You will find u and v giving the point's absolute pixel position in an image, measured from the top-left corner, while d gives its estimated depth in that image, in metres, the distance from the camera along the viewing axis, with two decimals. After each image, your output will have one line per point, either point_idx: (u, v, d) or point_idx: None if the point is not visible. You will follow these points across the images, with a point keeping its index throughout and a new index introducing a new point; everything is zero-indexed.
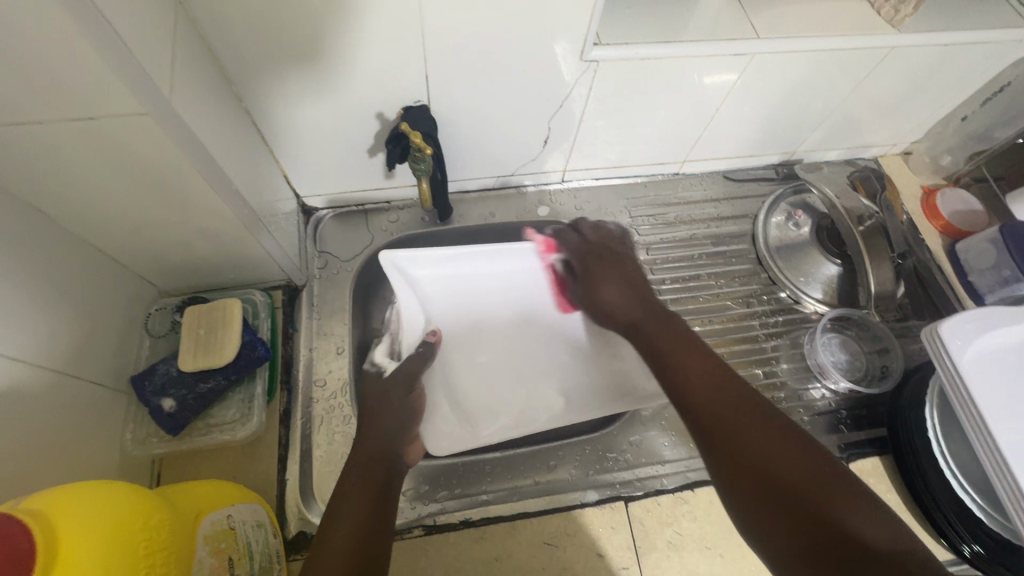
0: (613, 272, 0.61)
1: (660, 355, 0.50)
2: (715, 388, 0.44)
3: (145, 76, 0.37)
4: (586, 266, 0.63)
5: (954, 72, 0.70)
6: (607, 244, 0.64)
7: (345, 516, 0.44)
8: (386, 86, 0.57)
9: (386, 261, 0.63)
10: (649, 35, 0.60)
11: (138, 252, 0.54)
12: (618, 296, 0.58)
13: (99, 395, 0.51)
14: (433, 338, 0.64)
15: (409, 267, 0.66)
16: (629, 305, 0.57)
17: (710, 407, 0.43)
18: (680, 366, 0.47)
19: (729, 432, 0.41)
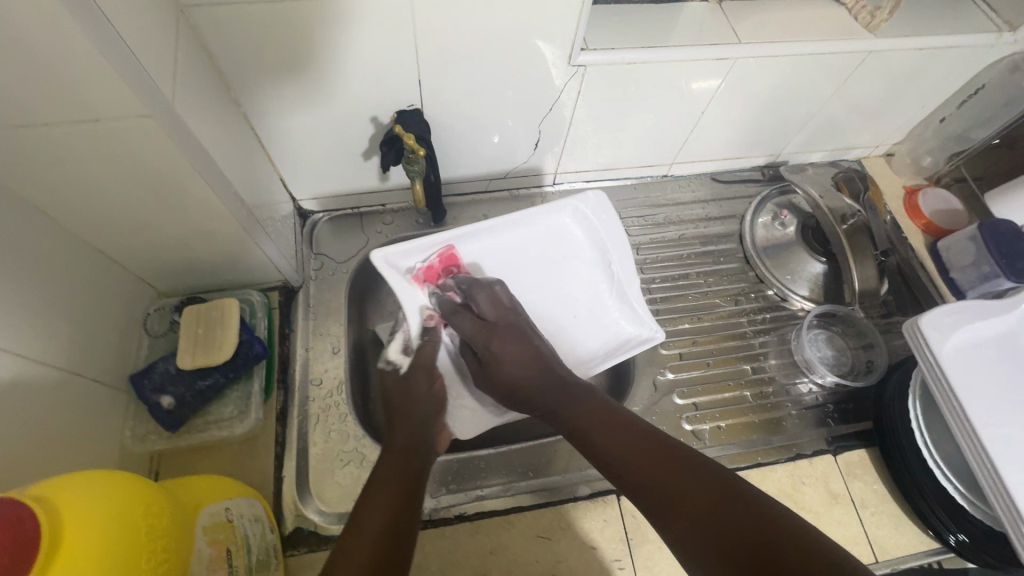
0: (505, 335, 0.57)
1: (574, 430, 0.50)
2: (635, 445, 0.46)
3: (148, 79, 0.39)
4: (490, 345, 0.57)
5: (931, 75, 0.73)
6: (586, 272, 0.67)
7: (377, 507, 0.45)
8: (381, 90, 0.59)
9: (378, 259, 0.61)
10: (634, 41, 0.62)
11: (138, 253, 0.55)
12: (518, 367, 0.55)
13: (99, 392, 0.52)
14: (431, 323, 0.64)
15: (401, 260, 0.63)
16: (529, 376, 0.55)
17: (630, 462, 0.45)
18: (586, 429, 0.49)
19: (653, 478, 0.43)
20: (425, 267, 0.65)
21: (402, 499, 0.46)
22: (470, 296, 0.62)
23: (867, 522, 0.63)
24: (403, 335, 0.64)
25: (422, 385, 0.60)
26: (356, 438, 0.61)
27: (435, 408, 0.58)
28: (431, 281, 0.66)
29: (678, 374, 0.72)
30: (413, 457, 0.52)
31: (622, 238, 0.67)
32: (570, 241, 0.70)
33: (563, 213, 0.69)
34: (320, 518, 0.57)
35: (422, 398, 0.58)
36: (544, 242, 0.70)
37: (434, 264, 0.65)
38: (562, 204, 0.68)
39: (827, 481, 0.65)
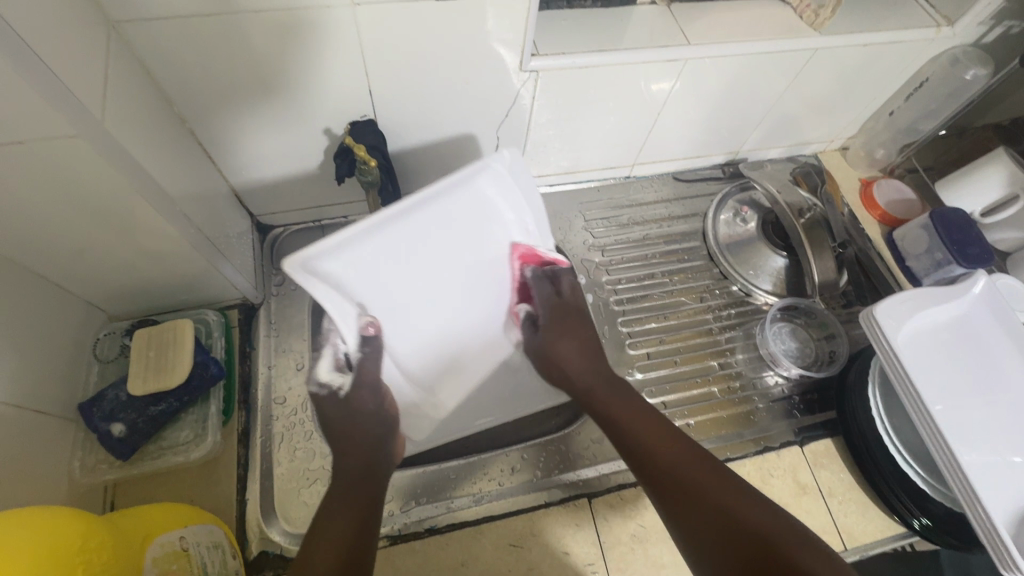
0: (574, 332, 0.64)
1: (615, 421, 0.55)
2: (672, 447, 0.51)
3: (73, 99, 0.38)
4: (553, 324, 0.64)
5: (877, 70, 0.75)
6: (580, 306, 0.66)
7: (327, 533, 0.44)
8: (332, 102, 0.58)
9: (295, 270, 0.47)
10: (585, 45, 0.62)
11: (83, 278, 0.54)
12: (577, 359, 0.62)
13: (45, 423, 0.50)
14: (371, 332, 0.55)
15: (320, 266, 0.49)
16: (583, 373, 0.61)
17: (660, 456, 0.50)
18: (625, 420, 0.55)
19: (685, 476, 0.48)
20: (349, 271, 0.51)
21: (353, 526, 0.45)
22: (555, 281, 0.65)
23: (835, 510, 0.64)
24: (335, 349, 0.55)
25: (369, 404, 0.56)
26: (321, 456, 0.60)
27: (390, 421, 0.57)
28: (356, 282, 0.52)
29: (646, 374, 0.72)
30: (363, 482, 0.50)
31: (536, 193, 0.60)
32: (490, 210, 0.58)
33: (482, 178, 0.54)
34: (285, 540, 0.55)
35: (373, 418, 0.56)
36: (462, 215, 0.56)
37: (358, 264, 0.51)
38: (479, 167, 0.53)
39: (795, 472, 0.66)
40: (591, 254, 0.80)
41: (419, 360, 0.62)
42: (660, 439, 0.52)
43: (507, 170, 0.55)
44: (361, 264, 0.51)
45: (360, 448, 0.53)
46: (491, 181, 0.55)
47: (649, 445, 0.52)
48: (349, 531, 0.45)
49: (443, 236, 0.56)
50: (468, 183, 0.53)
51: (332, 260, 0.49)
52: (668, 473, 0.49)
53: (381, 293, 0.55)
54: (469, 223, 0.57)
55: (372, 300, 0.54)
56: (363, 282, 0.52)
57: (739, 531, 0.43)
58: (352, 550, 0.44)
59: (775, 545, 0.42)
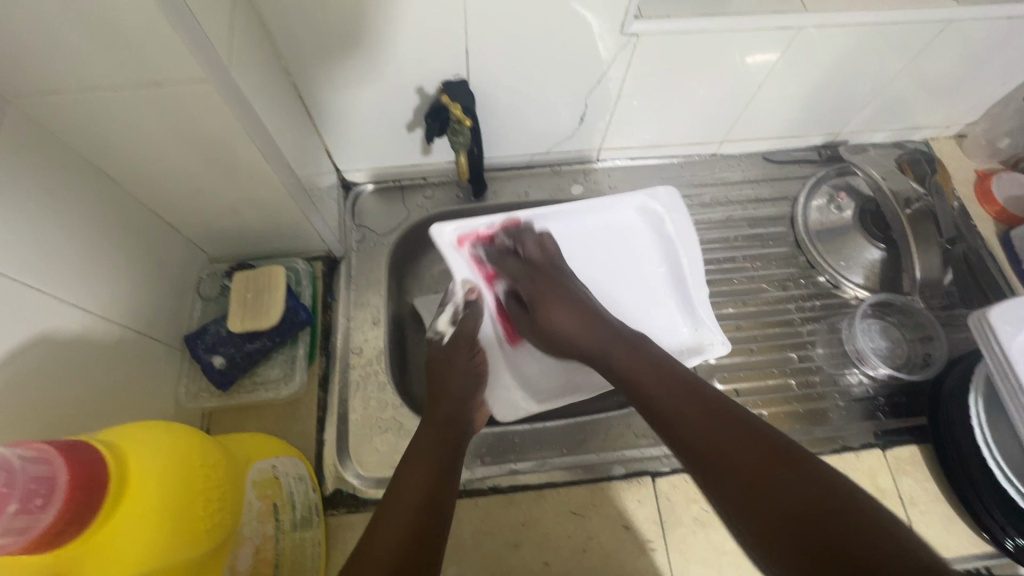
0: (563, 296, 0.58)
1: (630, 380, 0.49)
2: (693, 404, 0.44)
3: (208, 44, 0.40)
4: (534, 291, 0.59)
5: (1020, 47, 0.67)
6: (555, 260, 0.61)
7: (413, 483, 0.44)
8: (428, 60, 0.58)
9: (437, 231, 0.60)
10: (690, 9, 0.59)
11: (192, 219, 0.57)
12: (570, 323, 0.56)
13: (156, 349, 0.54)
14: (473, 296, 0.61)
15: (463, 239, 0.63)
16: (585, 330, 0.55)
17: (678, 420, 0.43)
18: (637, 376, 0.48)
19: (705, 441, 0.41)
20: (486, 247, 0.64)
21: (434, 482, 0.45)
22: (517, 247, 0.62)
23: (915, 520, 0.60)
24: (455, 305, 0.61)
25: (462, 359, 0.57)
26: (395, 407, 0.63)
27: (476, 380, 0.56)
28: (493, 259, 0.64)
29: (719, 359, 0.70)
30: (450, 425, 0.51)
31: (692, 235, 0.66)
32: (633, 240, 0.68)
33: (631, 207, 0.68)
34: (359, 481, 0.58)
35: (464, 370, 0.56)
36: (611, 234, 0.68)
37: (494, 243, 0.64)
38: (631, 198, 0.67)
39: (874, 476, 0.62)
40: None
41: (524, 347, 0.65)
42: (716, 418, 0.42)
43: (662, 206, 0.66)
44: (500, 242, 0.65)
45: (448, 405, 0.53)
46: (641, 212, 0.68)
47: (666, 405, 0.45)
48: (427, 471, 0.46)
49: (581, 244, 0.68)
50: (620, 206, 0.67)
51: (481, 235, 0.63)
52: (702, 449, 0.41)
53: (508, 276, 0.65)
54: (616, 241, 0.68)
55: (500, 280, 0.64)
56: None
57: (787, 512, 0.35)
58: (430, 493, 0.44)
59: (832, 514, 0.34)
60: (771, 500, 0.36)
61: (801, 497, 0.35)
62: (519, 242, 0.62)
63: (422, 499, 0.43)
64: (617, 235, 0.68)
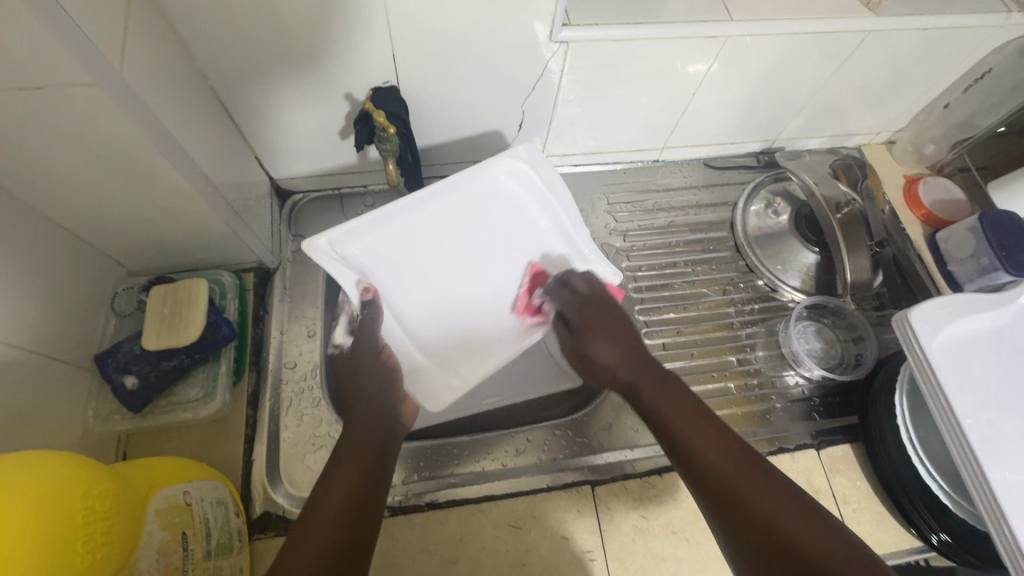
0: (607, 333, 0.51)
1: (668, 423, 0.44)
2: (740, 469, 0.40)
3: (91, 46, 0.37)
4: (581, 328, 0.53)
5: (937, 57, 0.69)
6: (607, 301, 0.54)
7: (341, 484, 0.43)
8: (354, 66, 0.57)
9: (313, 250, 0.55)
10: (619, 17, 0.59)
11: (103, 231, 0.54)
12: (616, 358, 0.49)
13: (61, 371, 0.51)
14: (371, 296, 0.57)
15: (336, 245, 0.57)
16: (628, 366, 0.48)
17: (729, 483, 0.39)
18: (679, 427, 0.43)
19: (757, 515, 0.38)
20: (366, 249, 0.59)
21: (364, 482, 0.44)
22: (567, 282, 0.58)
23: (848, 518, 0.61)
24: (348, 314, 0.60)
25: (369, 353, 0.54)
26: (328, 423, 0.60)
27: (390, 374, 0.54)
28: (368, 265, 0.60)
29: (660, 364, 0.70)
30: (373, 431, 0.48)
31: (561, 183, 0.62)
32: (507, 200, 0.64)
33: (498, 168, 0.61)
34: (288, 502, 0.56)
35: (374, 369, 0.53)
36: (483, 201, 0.63)
37: (371, 242, 0.59)
38: (495, 160, 0.60)
39: (809, 476, 0.63)
40: (613, 239, 0.78)
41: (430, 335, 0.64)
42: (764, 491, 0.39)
43: (525, 162, 0.61)
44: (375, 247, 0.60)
45: (372, 405, 0.51)
46: (509, 174, 0.62)
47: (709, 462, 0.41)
48: (351, 479, 0.43)
49: (459, 220, 0.63)
50: (485, 172, 0.61)
51: (353, 242, 0.58)
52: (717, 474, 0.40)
53: (390, 272, 0.62)
54: (492, 210, 0.64)
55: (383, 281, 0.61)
56: (376, 265, 0.61)
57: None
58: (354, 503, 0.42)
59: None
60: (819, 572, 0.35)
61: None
62: (570, 280, 0.58)
63: (349, 500, 0.42)
64: (488, 202, 0.63)
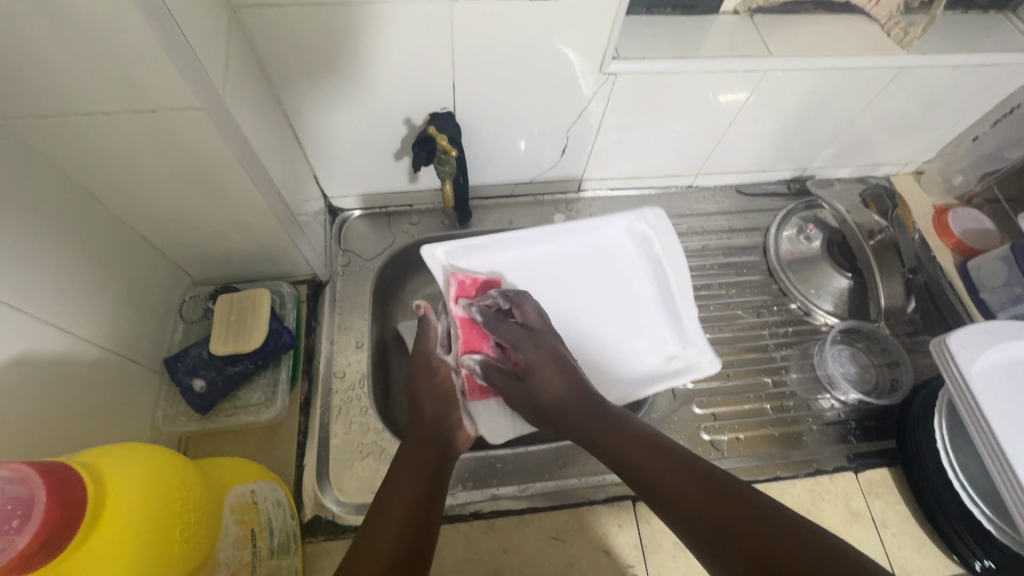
0: (552, 359, 0.53)
1: (620, 461, 0.45)
2: (693, 483, 0.40)
3: (200, 73, 0.41)
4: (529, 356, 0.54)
5: (967, 92, 0.72)
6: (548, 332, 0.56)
7: (403, 491, 0.45)
8: (415, 93, 0.61)
9: (426, 251, 0.65)
10: (665, 51, 0.63)
11: (178, 242, 0.57)
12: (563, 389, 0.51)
13: (135, 372, 0.54)
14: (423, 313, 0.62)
15: (456, 258, 0.67)
16: (576, 400, 0.50)
17: (685, 499, 0.40)
18: (632, 460, 0.44)
19: (716, 530, 0.37)
20: (481, 266, 0.68)
21: (423, 493, 0.46)
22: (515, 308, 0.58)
23: (888, 542, 0.62)
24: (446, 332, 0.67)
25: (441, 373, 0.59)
26: (377, 431, 0.62)
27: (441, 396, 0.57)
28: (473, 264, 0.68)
29: (697, 384, 0.71)
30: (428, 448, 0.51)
31: (679, 252, 0.69)
32: (624, 264, 0.71)
33: (619, 227, 0.72)
34: (339, 508, 0.58)
35: (428, 386, 0.58)
36: (602, 262, 0.71)
37: (490, 264, 0.68)
38: (620, 217, 0.71)
39: (847, 499, 0.64)
40: None
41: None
42: (716, 492, 0.39)
43: (649, 227, 0.71)
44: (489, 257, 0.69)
45: (437, 426, 0.54)
46: (631, 235, 0.72)
47: (665, 486, 0.41)
48: (410, 491, 0.46)
49: (575, 274, 0.71)
50: (608, 229, 0.72)
51: (468, 257, 0.67)
52: (683, 507, 0.39)
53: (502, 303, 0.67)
54: (608, 271, 0.71)
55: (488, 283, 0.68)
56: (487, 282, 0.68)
57: None
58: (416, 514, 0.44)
59: None
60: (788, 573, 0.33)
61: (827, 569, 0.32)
62: (518, 302, 0.59)
63: (410, 506, 0.44)
64: (606, 257, 0.71)
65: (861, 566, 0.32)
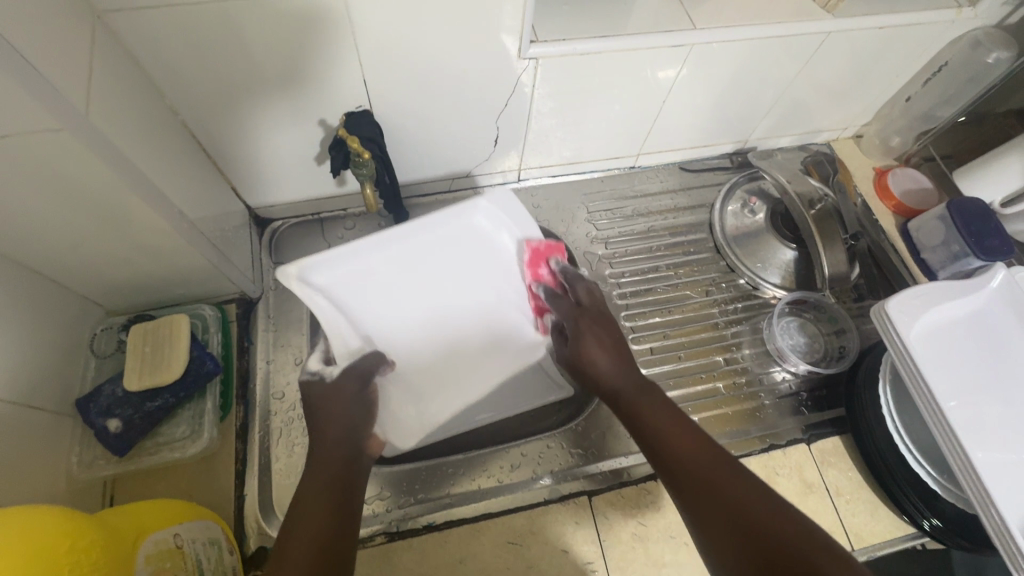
0: (601, 327, 0.55)
1: (637, 419, 0.49)
2: (704, 456, 0.44)
3: (53, 90, 0.37)
4: (579, 327, 0.55)
5: (896, 53, 0.72)
6: (603, 308, 0.58)
7: (309, 523, 0.42)
8: (327, 93, 0.57)
9: (284, 276, 0.57)
10: (587, 31, 0.60)
11: (77, 274, 0.53)
12: (610, 364, 0.52)
13: (41, 419, 0.50)
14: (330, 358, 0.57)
15: (311, 273, 0.58)
16: (608, 369, 0.52)
17: (694, 471, 0.44)
18: (657, 430, 0.47)
19: (712, 495, 0.42)
20: (341, 282, 0.60)
21: (329, 517, 0.43)
22: (572, 286, 0.61)
23: (843, 510, 0.62)
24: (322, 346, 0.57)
25: (351, 387, 0.53)
26: None
27: (362, 401, 0.53)
28: (347, 291, 0.60)
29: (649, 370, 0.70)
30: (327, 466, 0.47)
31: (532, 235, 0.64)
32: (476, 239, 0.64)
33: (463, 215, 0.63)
34: None
35: (354, 400, 0.53)
36: (448, 246, 0.63)
37: (344, 274, 0.60)
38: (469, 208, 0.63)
39: (802, 471, 0.64)
40: (595, 247, 0.79)
41: (411, 351, 0.62)
42: (727, 470, 0.43)
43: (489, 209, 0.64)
44: (349, 277, 0.60)
45: (348, 427, 0.50)
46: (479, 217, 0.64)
47: (673, 451, 0.45)
48: (319, 524, 0.42)
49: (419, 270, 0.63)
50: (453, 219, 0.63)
51: (322, 271, 0.59)
52: (701, 480, 0.43)
53: (378, 314, 0.61)
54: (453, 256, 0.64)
55: (361, 304, 0.60)
56: (350, 295, 0.60)
57: (785, 561, 0.37)
58: (331, 542, 0.41)
59: (808, 564, 0.37)
60: (762, 542, 0.39)
61: (806, 554, 0.37)
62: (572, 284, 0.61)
63: (319, 537, 0.41)
64: (457, 245, 0.64)
65: (824, 541, 0.38)
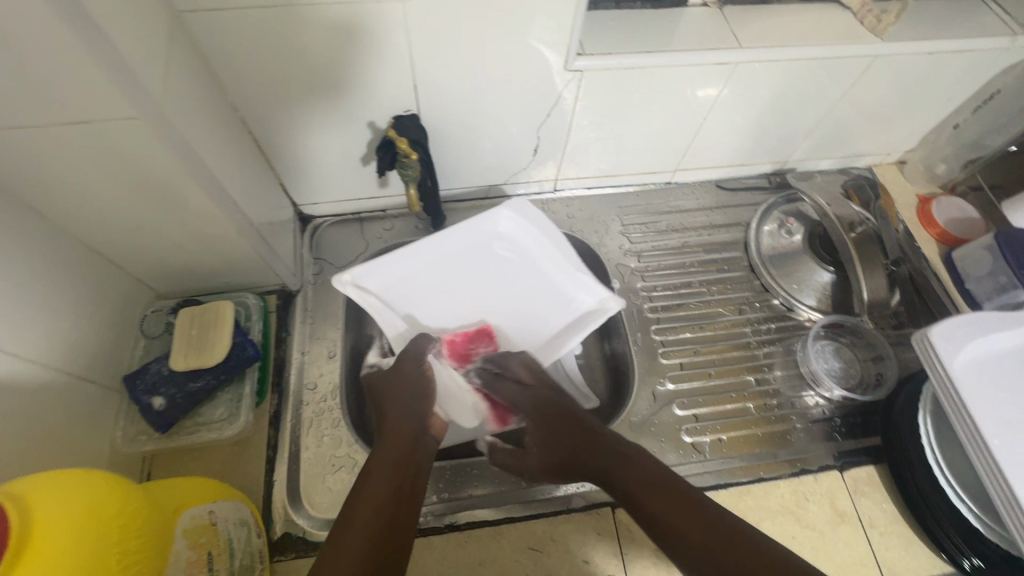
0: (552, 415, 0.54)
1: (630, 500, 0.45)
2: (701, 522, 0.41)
3: (134, 81, 0.39)
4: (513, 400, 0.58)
5: (945, 80, 0.71)
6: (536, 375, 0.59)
7: (366, 507, 0.42)
8: (377, 96, 0.59)
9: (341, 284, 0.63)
10: (632, 46, 0.61)
11: (134, 256, 0.56)
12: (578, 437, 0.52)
13: (91, 392, 0.52)
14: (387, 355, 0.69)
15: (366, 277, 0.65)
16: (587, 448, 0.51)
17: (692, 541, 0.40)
18: (645, 503, 0.44)
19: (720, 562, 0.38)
20: (391, 284, 0.67)
21: (388, 501, 0.43)
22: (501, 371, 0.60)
23: (875, 542, 0.60)
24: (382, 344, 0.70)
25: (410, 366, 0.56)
26: (350, 443, 0.61)
27: (426, 388, 0.55)
28: (395, 294, 0.67)
29: (678, 385, 0.70)
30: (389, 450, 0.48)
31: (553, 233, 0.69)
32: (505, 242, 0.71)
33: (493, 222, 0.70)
34: (309, 523, 0.56)
35: (412, 390, 0.54)
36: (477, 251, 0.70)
37: (393, 278, 0.67)
38: (495, 212, 0.69)
39: (833, 499, 0.62)
40: (627, 259, 0.79)
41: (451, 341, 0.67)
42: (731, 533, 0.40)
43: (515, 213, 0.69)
44: (398, 280, 0.67)
45: (405, 419, 0.51)
46: (507, 221, 0.70)
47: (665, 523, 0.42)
48: (376, 514, 0.42)
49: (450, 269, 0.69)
50: (478, 227, 0.69)
51: (376, 277, 0.66)
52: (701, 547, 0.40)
53: (417, 308, 0.67)
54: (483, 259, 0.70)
55: (404, 301, 0.67)
56: (397, 295, 0.67)
57: None
58: (382, 531, 0.41)
59: None
60: None
61: None
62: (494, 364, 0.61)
63: (376, 521, 0.41)
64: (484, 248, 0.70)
65: None
